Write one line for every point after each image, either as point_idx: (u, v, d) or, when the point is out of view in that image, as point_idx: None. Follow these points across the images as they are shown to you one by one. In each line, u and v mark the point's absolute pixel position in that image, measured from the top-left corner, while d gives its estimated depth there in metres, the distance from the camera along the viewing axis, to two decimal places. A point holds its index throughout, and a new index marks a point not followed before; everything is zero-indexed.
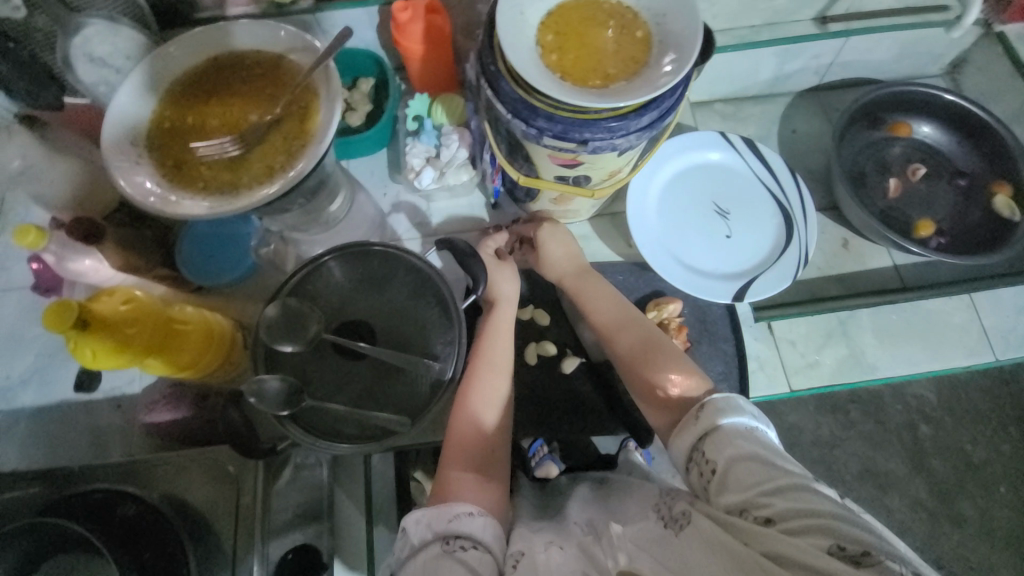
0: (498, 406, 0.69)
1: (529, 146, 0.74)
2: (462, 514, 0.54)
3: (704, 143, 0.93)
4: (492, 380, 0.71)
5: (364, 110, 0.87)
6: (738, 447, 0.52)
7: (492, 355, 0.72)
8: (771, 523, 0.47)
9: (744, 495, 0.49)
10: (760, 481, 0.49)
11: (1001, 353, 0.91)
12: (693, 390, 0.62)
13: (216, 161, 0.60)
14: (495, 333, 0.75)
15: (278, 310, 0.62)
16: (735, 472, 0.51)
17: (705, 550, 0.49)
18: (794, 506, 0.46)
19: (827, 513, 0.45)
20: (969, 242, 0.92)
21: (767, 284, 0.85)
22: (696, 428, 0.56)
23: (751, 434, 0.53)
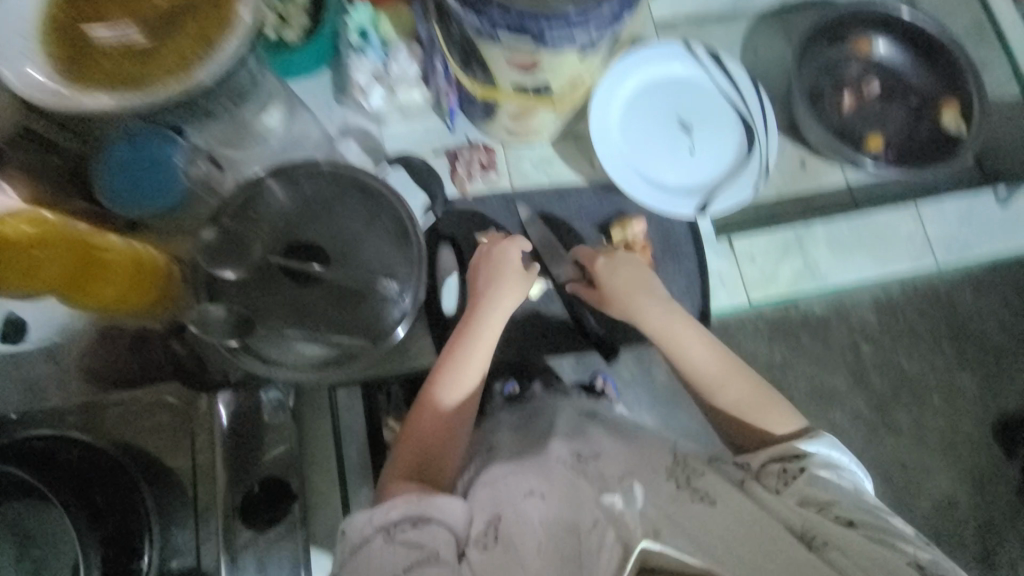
0: (453, 406, 0.67)
1: (481, 47, 0.64)
2: (427, 500, 0.54)
3: (667, 52, 0.84)
4: (460, 375, 0.68)
5: (300, 24, 0.80)
6: (836, 481, 0.57)
7: (467, 347, 0.69)
8: (851, 525, 0.52)
9: (830, 497, 0.55)
10: (844, 497, 0.55)
11: (943, 259, 0.94)
12: (750, 399, 0.67)
13: (119, 52, 0.50)
14: (480, 333, 0.70)
15: (216, 233, 0.61)
16: (823, 485, 0.57)
17: (718, 526, 0.53)
18: (870, 518, 0.53)
19: (885, 526, 0.52)
20: (915, 155, 0.97)
21: (728, 197, 0.82)
22: (775, 450, 0.62)
23: (844, 474, 0.58)
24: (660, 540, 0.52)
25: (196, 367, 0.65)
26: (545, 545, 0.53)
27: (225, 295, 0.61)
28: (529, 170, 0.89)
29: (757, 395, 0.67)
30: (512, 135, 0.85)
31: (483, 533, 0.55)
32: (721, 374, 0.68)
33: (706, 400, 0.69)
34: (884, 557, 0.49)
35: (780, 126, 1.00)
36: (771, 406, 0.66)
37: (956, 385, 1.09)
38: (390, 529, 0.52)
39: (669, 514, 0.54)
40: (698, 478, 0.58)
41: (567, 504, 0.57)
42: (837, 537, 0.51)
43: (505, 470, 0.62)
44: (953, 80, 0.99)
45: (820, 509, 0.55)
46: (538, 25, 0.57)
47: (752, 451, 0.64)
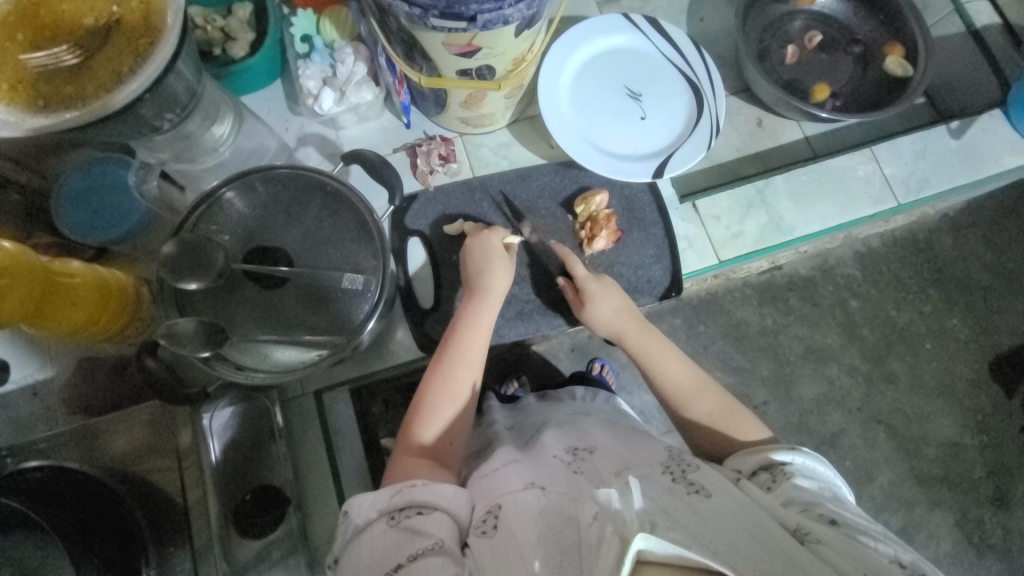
0: (443, 423, 0.62)
1: (419, 36, 0.64)
2: (432, 486, 0.51)
3: (607, 27, 0.89)
4: (443, 403, 0.63)
5: (246, 39, 0.81)
6: (818, 491, 0.54)
7: (449, 371, 0.65)
8: (833, 523, 0.49)
9: (812, 498, 0.53)
10: (823, 500, 0.53)
11: (902, 198, 0.96)
12: (704, 396, 0.68)
13: (52, 73, 0.51)
14: (464, 352, 0.67)
15: (175, 246, 0.59)
16: (806, 490, 0.54)
17: (718, 519, 0.47)
18: (847, 517, 0.50)
19: (860, 526, 0.49)
20: (864, 101, 1.00)
21: (683, 158, 0.85)
22: (761, 456, 0.59)
23: (827, 486, 0.55)
24: (658, 533, 0.44)
25: (173, 382, 0.63)
26: (542, 533, 0.46)
27: (194, 306, 0.62)
28: (488, 156, 0.90)
29: (728, 410, 0.67)
30: (466, 123, 0.86)
31: (483, 520, 0.50)
32: (693, 388, 0.69)
33: (681, 411, 0.69)
34: (864, 554, 0.46)
35: (732, 89, 1.02)
36: (740, 417, 0.66)
37: (946, 328, 1.28)
38: (395, 514, 0.50)
39: (669, 509, 0.47)
40: (693, 472, 0.54)
41: (565, 497, 0.50)
42: (822, 534, 0.48)
43: (500, 472, 0.57)
44: (894, 27, 1.01)
45: (803, 509, 0.52)
46: (470, 9, 0.58)
47: (732, 457, 0.61)
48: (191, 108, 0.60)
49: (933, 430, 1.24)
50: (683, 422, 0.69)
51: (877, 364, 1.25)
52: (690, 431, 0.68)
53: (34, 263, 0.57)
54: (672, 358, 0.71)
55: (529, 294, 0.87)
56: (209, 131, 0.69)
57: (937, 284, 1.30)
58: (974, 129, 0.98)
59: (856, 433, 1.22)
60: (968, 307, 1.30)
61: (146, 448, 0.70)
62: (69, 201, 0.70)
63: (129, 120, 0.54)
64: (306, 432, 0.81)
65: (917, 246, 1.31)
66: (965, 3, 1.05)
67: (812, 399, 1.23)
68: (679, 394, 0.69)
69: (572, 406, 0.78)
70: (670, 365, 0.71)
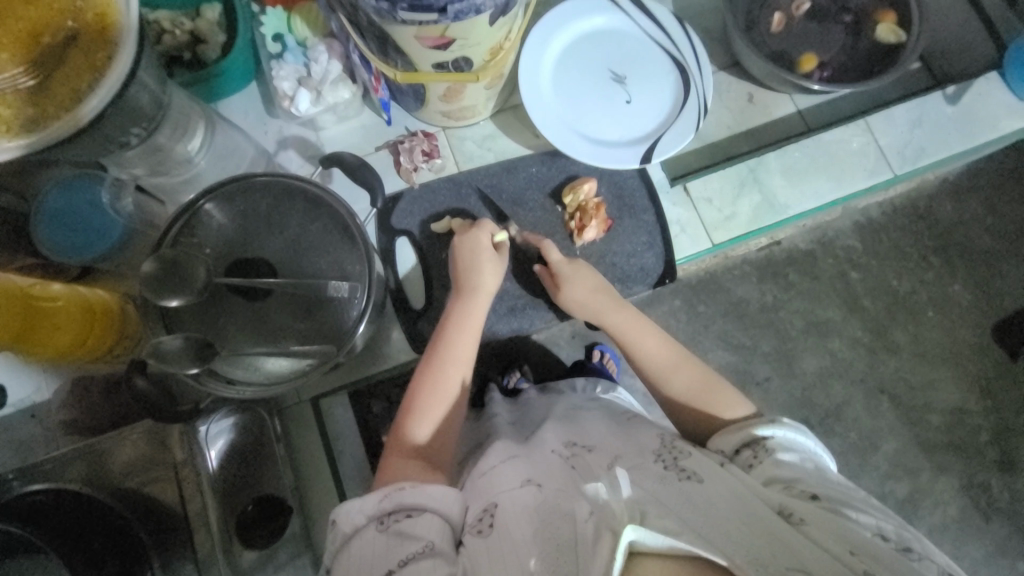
0: (434, 420, 0.62)
1: (390, 30, 0.62)
2: (421, 489, 0.51)
3: (587, 8, 0.86)
4: (433, 400, 0.63)
5: (217, 41, 0.79)
6: (800, 463, 0.53)
7: (437, 370, 0.65)
8: (815, 498, 0.49)
9: (793, 475, 0.52)
10: (806, 474, 0.52)
11: (898, 169, 0.94)
12: (686, 375, 0.68)
13: (8, 95, 0.49)
14: (454, 349, 0.67)
15: (154, 263, 0.57)
16: (786, 466, 0.53)
17: (708, 503, 0.46)
18: (830, 491, 0.49)
19: (843, 500, 0.48)
20: (851, 72, 0.96)
21: (671, 142, 0.83)
22: (742, 432, 0.58)
23: (809, 457, 0.55)
24: (647, 524, 0.44)
25: (162, 400, 0.62)
26: (537, 530, 0.47)
27: (179, 321, 0.61)
28: (472, 150, 0.88)
29: (707, 382, 0.66)
30: (448, 116, 0.84)
31: (478, 518, 0.51)
32: (670, 364, 0.69)
33: (662, 390, 0.68)
34: (847, 529, 0.45)
35: (721, 64, 0.99)
36: (720, 388, 0.66)
37: (949, 295, 1.27)
38: (383, 519, 0.50)
39: (660, 496, 0.47)
40: (685, 459, 0.54)
41: (560, 493, 0.50)
42: (804, 511, 0.47)
43: (495, 469, 0.58)
44: None
45: (785, 487, 0.51)
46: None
47: (717, 436, 0.61)
48: (159, 120, 0.58)
49: (937, 398, 1.23)
50: (666, 400, 0.68)
51: (879, 335, 1.24)
52: (670, 408, 0.67)
53: (11, 292, 0.57)
54: (650, 336, 0.71)
55: (521, 289, 0.86)
56: (182, 142, 0.67)
57: (939, 251, 1.28)
58: (972, 93, 0.95)
59: (860, 404, 1.22)
60: (971, 273, 1.28)
61: (146, 459, 0.68)
62: (47, 221, 0.68)
63: (94, 138, 0.52)
64: (306, 439, 0.81)
65: (919, 213, 1.28)
66: None
67: (814, 373, 1.22)
68: (660, 373, 0.69)
69: (569, 399, 0.78)
70: (645, 342, 0.71)
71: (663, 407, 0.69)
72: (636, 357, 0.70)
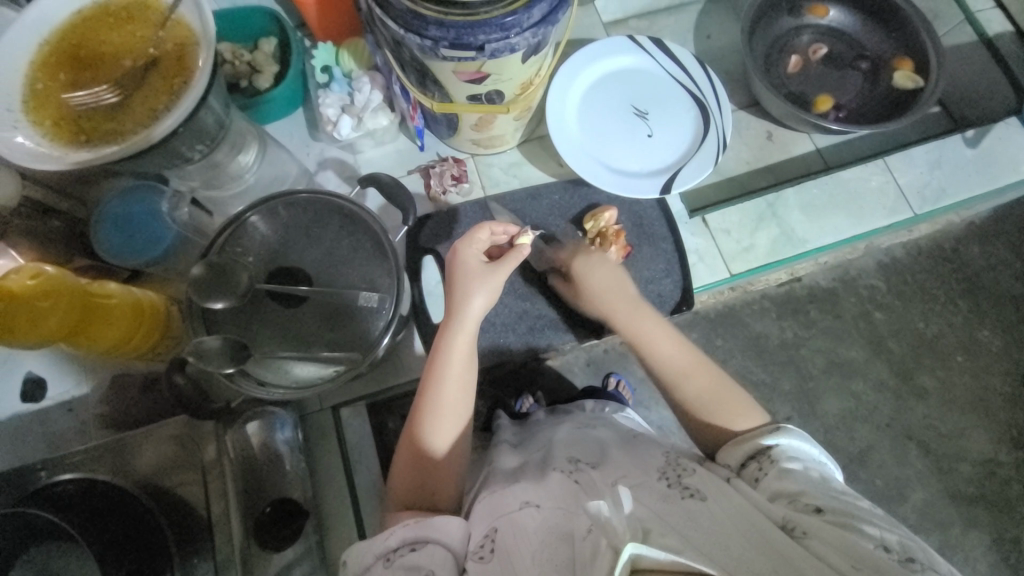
0: (446, 439, 0.63)
1: (430, 65, 0.67)
2: (424, 523, 0.54)
3: (612, 48, 0.92)
4: (443, 422, 0.62)
5: (271, 71, 0.86)
6: (806, 472, 0.56)
7: (442, 393, 0.63)
8: (819, 511, 0.51)
9: (798, 487, 0.54)
10: (810, 486, 0.54)
11: (918, 209, 0.95)
12: (697, 376, 0.68)
13: (95, 112, 0.55)
14: (449, 371, 0.63)
15: (203, 268, 0.63)
16: (793, 477, 0.55)
17: (711, 522, 0.49)
18: (834, 502, 0.51)
19: (849, 512, 0.50)
20: (864, 115, 1.01)
21: (690, 174, 0.86)
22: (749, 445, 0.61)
23: (812, 466, 0.57)
24: (649, 541, 0.47)
25: (200, 399, 0.72)
26: (538, 552, 0.50)
27: (218, 322, 0.65)
28: (499, 176, 0.93)
29: (720, 387, 0.67)
30: (478, 144, 0.89)
31: (481, 545, 0.54)
32: (686, 367, 0.69)
33: (674, 392, 0.68)
34: (854, 542, 0.47)
35: (740, 104, 1.03)
36: (734, 394, 0.67)
37: (978, 341, 1.24)
38: (389, 556, 0.52)
39: (660, 514, 0.50)
40: (688, 477, 0.56)
41: (560, 513, 0.53)
42: (810, 526, 0.49)
43: (503, 490, 0.61)
44: (903, 39, 1.02)
45: (790, 501, 0.53)
46: (479, 39, 0.61)
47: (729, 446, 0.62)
48: (220, 139, 0.64)
49: (968, 447, 1.19)
50: (679, 403, 0.68)
51: (905, 378, 1.22)
52: (683, 411, 0.67)
53: (76, 286, 0.62)
54: (664, 336, 0.70)
55: (540, 310, 0.88)
56: (235, 159, 0.74)
57: (967, 295, 1.26)
58: (992, 137, 0.97)
59: (886, 449, 1.18)
60: (1001, 318, 1.25)
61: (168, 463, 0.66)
62: (107, 226, 0.74)
63: (163, 152, 0.58)
64: (324, 447, 0.83)
65: (945, 256, 1.28)
66: (975, 13, 1.06)
67: (837, 415, 1.20)
68: (673, 374, 0.69)
69: (582, 418, 0.79)
70: (661, 339, 0.70)
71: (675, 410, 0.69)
72: (653, 360, 0.70)
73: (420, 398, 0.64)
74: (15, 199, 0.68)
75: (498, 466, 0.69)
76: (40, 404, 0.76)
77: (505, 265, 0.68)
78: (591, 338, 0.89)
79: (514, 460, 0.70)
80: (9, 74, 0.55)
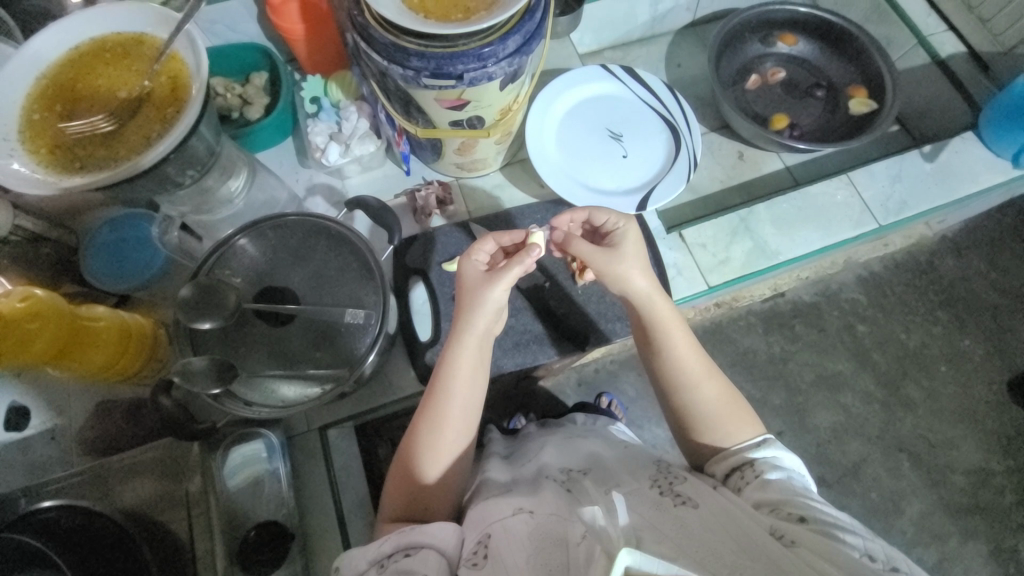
0: (443, 463, 0.63)
1: (413, 94, 0.71)
2: (418, 528, 0.55)
3: (587, 77, 0.97)
4: (447, 438, 0.63)
5: (261, 103, 0.90)
6: (787, 481, 0.58)
7: (449, 410, 0.63)
8: (803, 521, 0.52)
9: (779, 496, 0.56)
10: (792, 495, 0.56)
11: (883, 220, 0.99)
12: (707, 386, 0.66)
13: (90, 140, 0.57)
14: (455, 393, 0.64)
15: (192, 289, 0.65)
16: (773, 487, 0.57)
17: (702, 527, 0.51)
18: (816, 511, 0.53)
19: (829, 519, 0.51)
20: (822, 134, 1.07)
21: (664, 191, 0.91)
22: (733, 458, 0.62)
23: (794, 476, 0.59)
24: (643, 547, 0.48)
25: (185, 420, 0.67)
26: (532, 556, 0.51)
27: (206, 344, 0.66)
28: (484, 197, 0.96)
29: (732, 403, 0.66)
30: (461, 168, 0.93)
31: (473, 552, 0.55)
32: (700, 373, 0.67)
33: (686, 395, 0.66)
34: (838, 549, 0.48)
35: (712, 126, 1.09)
36: (744, 413, 0.66)
37: (959, 350, 1.27)
38: (384, 561, 0.53)
39: (656, 524, 0.51)
40: (680, 485, 0.59)
41: (554, 518, 0.54)
42: (797, 534, 0.50)
43: (493, 499, 0.62)
44: (860, 64, 1.09)
45: (773, 510, 0.55)
46: (457, 69, 0.65)
47: (720, 457, 0.64)
48: (210, 164, 0.67)
49: (959, 457, 1.20)
50: (677, 406, 0.67)
51: (893, 390, 1.24)
52: (681, 415, 0.67)
53: (65, 309, 0.63)
54: (683, 338, 0.68)
55: (526, 326, 0.90)
56: (225, 184, 0.76)
57: (945, 306, 1.30)
58: (948, 151, 1.02)
59: (879, 462, 1.19)
60: (979, 328, 1.29)
61: (158, 497, 0.71)
62: (96, 253, 0.77)
63: (155, 178, 0.60)
64: (312, 468, 0.83)
65: (921, 268, 1.32)
66: (928, 36, 1.12)
67: (828, 429, 1.21)
68: (687, 377, 0.67)
69: (571, 433, 0.79)
70: (681, 345, 0.68)
71: (667, 410, 0.69)
72: (664, 364, 0.68)
73: (426, 410, 0.64)
74: (8, 228, 0.68)
75: (487, 481, 0.69)
76: (23, 433, 0.73)
77: (510, 270, 0.65)
78: (578, 352, 0.90)
79: (502, 475, 0.70)
80: (8, 108, 0.57)
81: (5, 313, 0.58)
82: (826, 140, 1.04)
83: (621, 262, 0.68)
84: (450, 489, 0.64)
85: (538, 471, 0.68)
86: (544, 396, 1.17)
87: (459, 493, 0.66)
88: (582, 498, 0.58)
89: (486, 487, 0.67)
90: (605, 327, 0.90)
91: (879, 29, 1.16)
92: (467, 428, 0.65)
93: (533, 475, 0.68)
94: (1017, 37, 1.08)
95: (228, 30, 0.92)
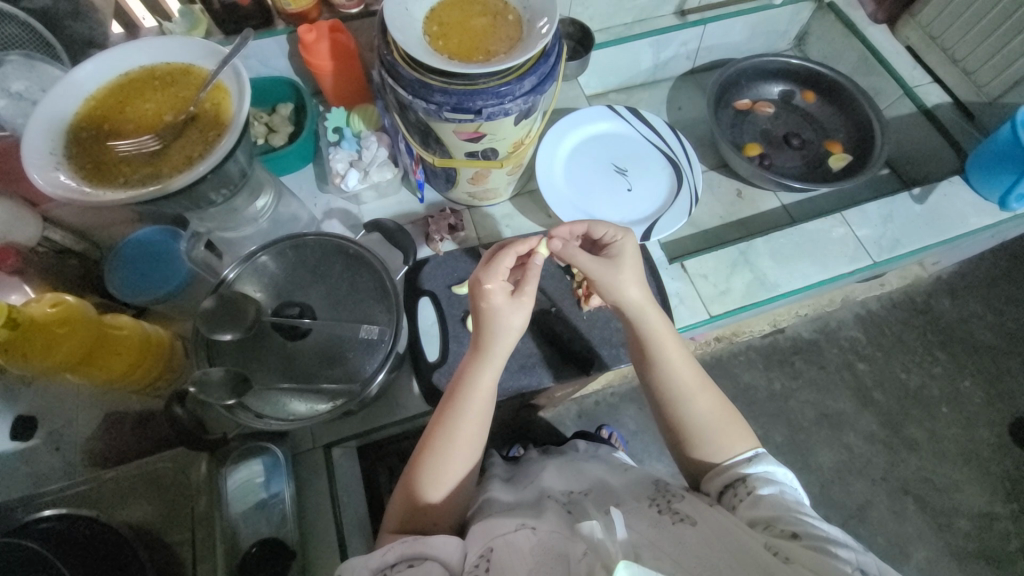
0: (448, 480, 0.63)
1: (433, 125, 0.76)
2: (422, 539, 0.55)
3: (594, 115, 1.04)
4: (458, 456, 0.64)
5: (285, 131, 0.96)
6: (779, 496, 0.58)
7: (463, 429, 0.64)
8: (795, 537, 0.52)
9: (772, 513, 0.56)
10: (784, 510, 0.56)
11: (877, 257, 1.03)
12: (702, 402, 0.67)
13: (136, 158, 0.62)
14: (461, 409, 0.64)
15: (215, 301, 0.67)
16: (765, 503, 0.57)
17: (700, 544, 0.52)
18: (809, 527, 0.53)
19: (821, 535, 0.52)
20: (813, 176, 1.13)
21: (667, 223, 0.95)
22: (726, 474, 0.63)
23: (786, 491, 0.59)
24: (641, 562, 0.50)
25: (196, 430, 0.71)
26: (532, 570, 0.51)
27: (222, 354, 0.69)
28: (494, 224, 1.00)
29: (723, 414, 0.67)
30: (473, 196, 0.97)
31: (476, 564, 0.55)
32: (692, 388, 0.68)
33: (677, 411, 0.67)
34: (830, 564, 0.48)
35: (711, 165, 1.16)
36: (736, 425, 0.67)
37: (959, 391, 1.28)
38: (387, 571, 0.53)
39: (655, 540, 0.53)
40: (678, 502, 0.60)
41: (555, 535, 0.55)
42: (792, 550, 0.50)
43: (496, 516, 0.62)
44: (850, 112, 1.17)
45: (767, 527, 0.55)
46: (477, 104, 0.70)
47: (711, 473, 0.65)
48: (241, 185, 0.71)
49: (964, 501, 1.19)
50: (670, 419, 0.68)
51: (894, 430, 1.24)
52: (673, 427, 0.68)
53: (92, 316, 0.66)
54: (676, 352, 0.69)
55: (531, 348, 0.91)
56: (252, 203, 0.79)
57: (944, 346, 1.32)
58: (937, 194, 1.07)
59: (884, 505, 1.18)
60: (978, 370, 1.30)
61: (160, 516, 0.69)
62: (122, 266, 0.79)
63: (191, 195, 0.63)
64: (314, 487, 0.82)
65: (917, 308, 1.36)
66: (914, 87, 1.20)
67: (832, 468, 1.21)
68: (678, 391, 0.68)
69: (573, 458, 0.80)
70: (674, 358, 0.69)
71: (663, 423, 0.70)
72: (658, 378, 0.69)
73: (434, 427, 0.65)
74: (36, 241, 0.73)
75: (489, 500, 0.69)
76: (28, 442, 0.74)
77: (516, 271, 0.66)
78: (582, 376, 0.91)
79: (506, 494, 0.71)
80: (57, 127, 0.62)
81: (39, 316, 0.61)
82: (820, 181, 1.10)
83: (618, 278, 0.70)
84: (455, 505, 0.64)
85: (539, 493, 0.69)
86: (546, 427, 1.17)
87: (461, 509, 0.67)
88: (581, 518, 0.60)
89: (489, 506, 0.67)
90: (609, 353, 0.91)
91: (867, 80, 1.25)
92: (471, 449, 0.65)
93: (535, 497, 0.68)
94: (1001, 88, 1.13)
95: (261, 65, 0.97)
